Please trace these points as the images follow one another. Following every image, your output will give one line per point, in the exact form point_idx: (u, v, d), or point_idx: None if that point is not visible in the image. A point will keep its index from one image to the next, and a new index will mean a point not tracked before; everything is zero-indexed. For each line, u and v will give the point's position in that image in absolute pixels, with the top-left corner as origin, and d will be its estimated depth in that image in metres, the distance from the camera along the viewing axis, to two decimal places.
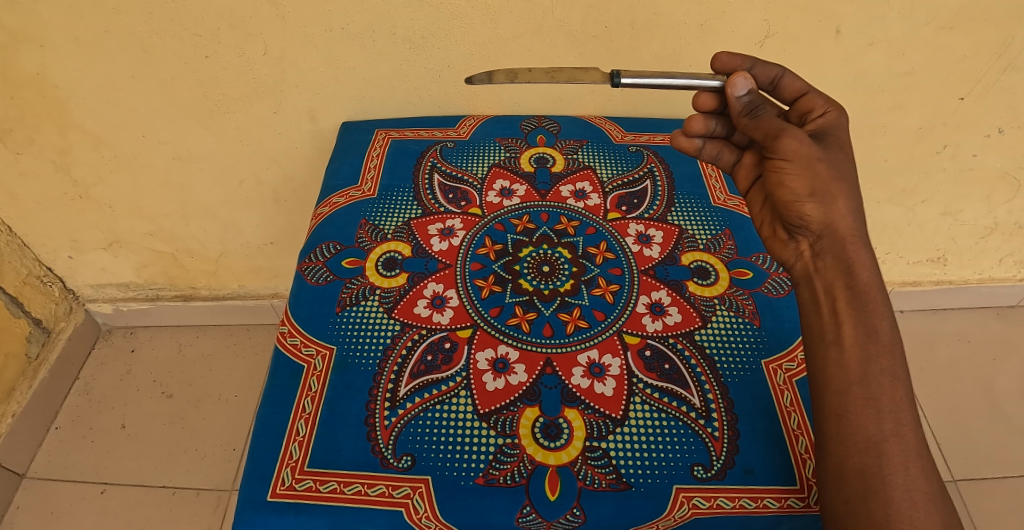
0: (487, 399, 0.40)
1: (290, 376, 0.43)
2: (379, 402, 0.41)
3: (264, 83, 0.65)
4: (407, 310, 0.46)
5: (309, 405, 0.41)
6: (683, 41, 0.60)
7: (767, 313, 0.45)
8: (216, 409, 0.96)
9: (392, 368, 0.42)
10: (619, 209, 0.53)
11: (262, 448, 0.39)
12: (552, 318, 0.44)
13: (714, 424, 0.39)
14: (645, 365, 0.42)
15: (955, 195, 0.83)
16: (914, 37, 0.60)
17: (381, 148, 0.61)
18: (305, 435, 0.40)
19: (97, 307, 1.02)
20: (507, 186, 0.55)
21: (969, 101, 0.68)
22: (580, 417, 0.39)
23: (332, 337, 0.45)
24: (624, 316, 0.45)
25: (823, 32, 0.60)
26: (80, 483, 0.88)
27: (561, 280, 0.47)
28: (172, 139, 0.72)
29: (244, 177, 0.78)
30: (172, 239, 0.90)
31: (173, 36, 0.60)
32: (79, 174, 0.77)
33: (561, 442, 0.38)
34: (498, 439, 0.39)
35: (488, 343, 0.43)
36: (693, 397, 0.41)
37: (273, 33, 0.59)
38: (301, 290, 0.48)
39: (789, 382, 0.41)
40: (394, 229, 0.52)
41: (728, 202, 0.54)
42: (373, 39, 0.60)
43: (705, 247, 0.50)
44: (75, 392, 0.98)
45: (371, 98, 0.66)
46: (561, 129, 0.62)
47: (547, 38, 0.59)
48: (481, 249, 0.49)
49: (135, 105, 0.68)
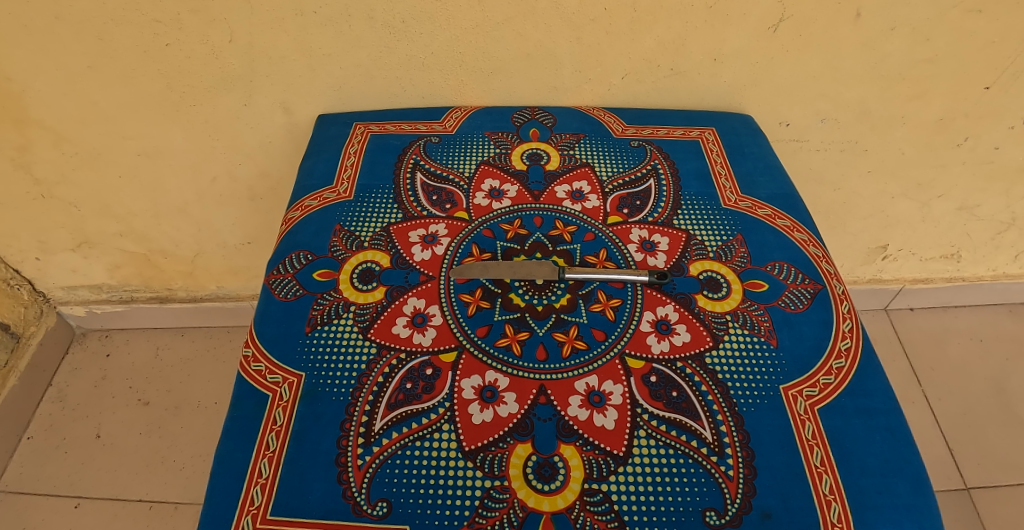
0: (473, 434, 0.36)
1: (254, 406, 0.38)
2: (351, 438, 0.36)
3: (232, 73, 0.59)
4: (384, 330, 0.41)
5: (274, 442, 0.37)
6: (689, 24, 0.54)
7: (785, 331, 0.41)
8: (195, 416, 0.92)
9: (368, 397, 0.38)
10: (620, 212, 0.48)
11: (220, 491, 0.35)
12: (546, 338, 0.40)
13: (727, 462, 0.35)
14: (650, 393, 0.38)
15: (973, 190, 0.78)
16: (941, 21, 0.55)
17: (359, 145, 0.55)
18: (269, 476, 0.35)
19: (69, 310, 0.97)
20: (497, 186, 0.50)
21: (995, 91, 0.63)
22: (577, 454, 0.35)
23: (300, 362, 0.40)
24: (626, 335, 0.40)
25: (843, 16, 0.54)
26: (53, 497, 0.84)
27: (556, 294, 0.42)
28: (138, 134, 0.67)
29: (217, 174, 0.73)
30: (144, 239, 0.85)
31: (131, 22, 0.54)
32: (41, 172, 0.71)
33: (556, 485, 0.34)
34: (485, 482, 0.34)
35: (475, 369, 0.39)
36: (705, 430, 0.36)
37: (238, 18, 0.54)
38: (267, 306, 0.43)
39: (811, 411, 0.37)
40: (371, 236, 0.47)
41: (740, 203, 0.49)
42: (349, 23, 0.54)
43: (715, 255, 0.45)
44: (47, 400, 0.94)
45: (349, 89, 0.60)
46: (556, 121, 0.57)
47: (541, 22, 0.54)
48: (468, 259, 0.45)
49: (94, 98, 0.62)
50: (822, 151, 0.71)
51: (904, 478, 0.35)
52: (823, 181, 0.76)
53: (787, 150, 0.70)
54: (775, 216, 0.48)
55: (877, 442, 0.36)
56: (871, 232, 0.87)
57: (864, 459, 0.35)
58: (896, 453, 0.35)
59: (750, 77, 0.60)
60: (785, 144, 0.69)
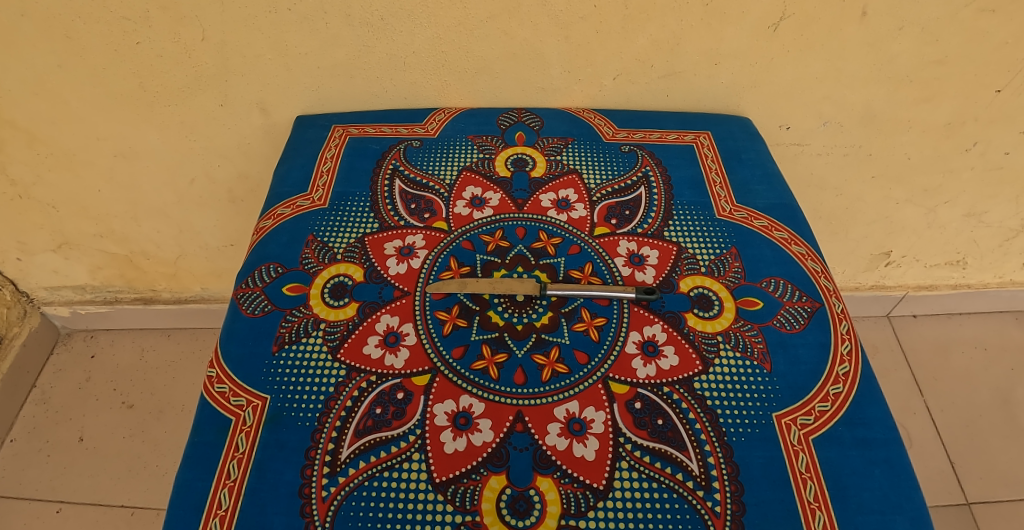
0: (444, 464, 0.34)
1: (215, 432, 0.36)
2: (316, 467, 0.34)
3: (207, 72, 0.57)
4: (355, 350, 0.39)
5: (235, 470, 0.34)
6: (684, 23, 0.51)
7: (779, 354, 0.39)
8: (179, 420, 0.91)
9: (335, 423, 0.36)
10: (608, 223, 0.46)
11: (176, 525, 0.33)
12: (525, 360, 0.38)
13: (715, 497, 0.33)
14: (634, 420, 0.35)
15: (981, 196, 0.75)
16: (951, 21, 0.52)
17: (336, 148, 0.53)
18: (229, 508, 0.33)
19: (53, 310, 0.95)
20: (479, 194, 0.48)
21: (1007, 94, 0.60)
22: (555, 487, 0.33)
23: (265, 384, 0.37)
24: (610, 357, 0.38)
25: (847, 15, 0.51)
26: (34, 501, 0.82)
27: (537, 312, 0.40)
28: (113, 134, 0.65)
29: (196, 175, 0.71)
30: (125, 240, 0.83)
31: (98, 19, 0.52)
32: (15, 173, 0.69)
33: (531, 521, 0.32)
34: (455, 517, 0.32)
35: (449, 394, 0.36)
36: (692, 462, 0.34)
37: (210, 15, 0.51)
38: (234, 323, 0.41)
39: (805, 442, 0.35)
40: (345, 248, 0.44)
41: (736, 213, 0.47)
42: (325, 20, 0.51)
43: (707, 270, 0.43)
44: (31, 402, 0.92)
45: (328, 89, 0.58)
46: (543, 124, 0.54)
47: (526, 20, 0.51)
48: (446, 273, 0.42)
49: (65, 97, 0.59)
50: (823, 155, 0.68)
51: (903, 516, 0.32)
52: (825, 186, 0.74)
53: (788, 154, 0.68)
54: (772, 228, 0.46)
55: (875, 476, 0.34)
56: (875, 238, 0.84)
57: (860, 495, 0.33)
58: (895, 489, 0.33)
59: (749, 78, 0.57)
60: (785, 148, 0.67)
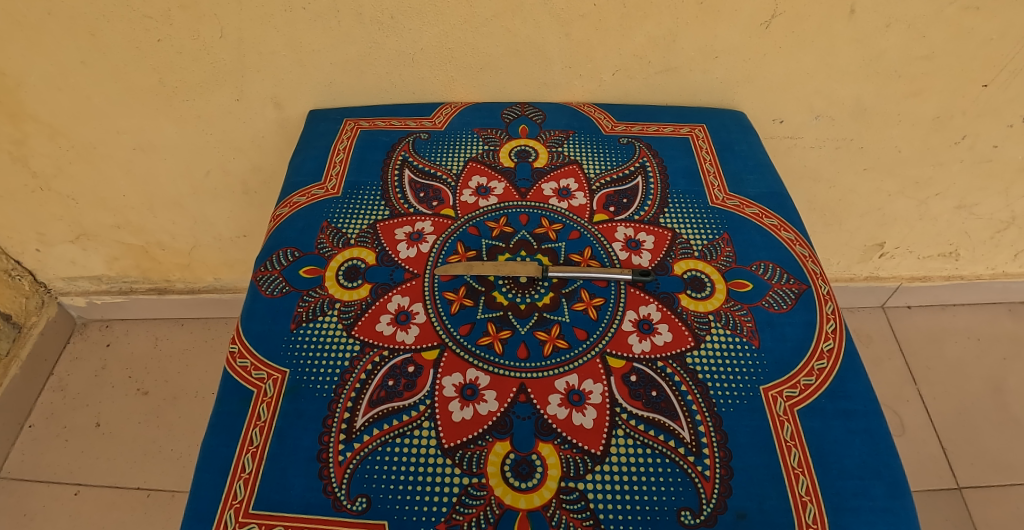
0: (453, 431, 0.36)
1: (237, 403, 0.39)
2: (333, 434, 0.37)
3: (223, 68, 0.59)
4: (368, 327, 0.41)
5: (258, 437, 0.37)
6: (680, 20, 0.54)
7: (768, 331, 0.41)
8: (193, 406, 0.94)
9: (350, 394, 0.38)
10: (607, 210, 0.48)
11: (203, 487, 0.35)
12: (528, 336, 0.40)
13: (704, 462, 0.35)
14: (630, 392, 0.38)
15: (972, 188, 0.77)
16: (937, 19, 0.54)
17: (349, 140, 0.55)
18: (252, 471, 0.36)
19: (70, 300, 0.98)
20: (484, 183, 0.50)
21: (993, 88, 0.62)
22: (555, 453, 0.35)
23: (285, 359, 0.40)
24: (607, 334, 0.40)
25: (836, 13, 0.54)
26: (53, 484, 0.85)
27: (539, 293, 0.43)
28: (132, 128, 0.67)
29: (211, 168, 0.73)
30: (141, 231, 0.85)
31: (122, 18, 0.54)
32: (38, 166, 0.72)
33: (533, 483, 0.34)
34: (463, 479, 0.35)
35: (456, 367, 0.39)
36: (683, 430, 0.36)
37: (228, 14, 0.54)
38: (254, 303, 0.43)
39: (790, 412, 0.37)
40: (358, 233, 0.47)
41: (728, 201, 0.49)
42: (338, 19, 0.54)
43: (700, 255, 0.45)
44: (48, 389, 0.95)
45: (339, 84, 0.60)
46: (545, 118, 0.57)
47: (529, 18, 0.54)
48: (453, 256, 0.45)
49: (88, 92, 0.62)
50: (816, 148, 0.70)
51: (881, 481, 0.35)
52: (818, 179, 0.76)
53: (782, 147, 0.70)
54: (763, 215, 0.48)
55: (856, 444, 0.36)
56: (868, 230, 0.86)
57: (841, 462, 0.35)
58: (874, 456, 0.36)
59: (743, 73, 0.59)
60: (779, 141, 0.69)
